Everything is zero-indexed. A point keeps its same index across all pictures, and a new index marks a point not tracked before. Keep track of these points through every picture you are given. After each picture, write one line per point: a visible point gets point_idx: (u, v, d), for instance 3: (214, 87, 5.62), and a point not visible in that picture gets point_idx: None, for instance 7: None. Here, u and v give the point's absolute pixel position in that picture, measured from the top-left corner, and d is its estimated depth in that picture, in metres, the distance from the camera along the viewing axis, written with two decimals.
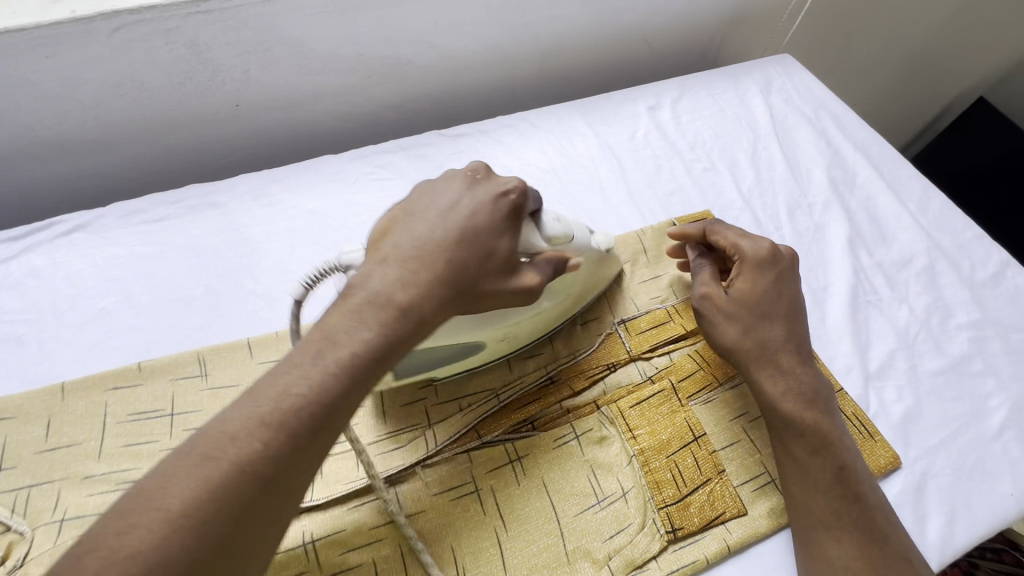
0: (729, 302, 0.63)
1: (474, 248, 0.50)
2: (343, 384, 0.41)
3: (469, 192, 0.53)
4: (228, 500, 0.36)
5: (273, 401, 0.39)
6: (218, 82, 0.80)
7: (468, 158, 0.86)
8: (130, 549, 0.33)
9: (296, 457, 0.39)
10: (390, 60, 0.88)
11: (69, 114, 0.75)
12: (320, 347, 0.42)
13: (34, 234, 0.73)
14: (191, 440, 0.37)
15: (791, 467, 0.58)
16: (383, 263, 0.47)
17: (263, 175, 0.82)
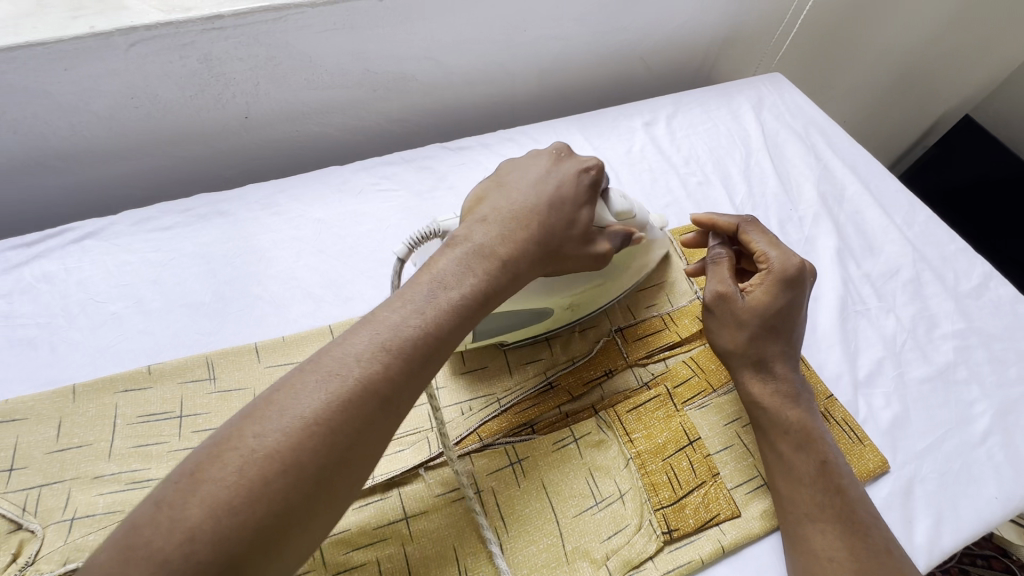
0: (744, 309, 0.64)
1: (559, 216, 0.58)
2: (451, 321, 0.47)
3: (556, 168, 0.61)
4: (354, 409, 0.41)
5: (389, 332, 0.45)
6: (228, 95, 0.82)
7: (470, 170, 0.88)
8: (271, 445, 0.38)
9: (408, 383, 0.44)
10: (394, 75, 0.91)
11: (83, 124, 0.77)
12: (428, 291, 0.48)
13: (46, 240, 0.74)
14: (319, 359, 0.43)
15: (778, 465, 0.61)
16: (482, 222, 0.55)
17: (270, 185, 0.84)
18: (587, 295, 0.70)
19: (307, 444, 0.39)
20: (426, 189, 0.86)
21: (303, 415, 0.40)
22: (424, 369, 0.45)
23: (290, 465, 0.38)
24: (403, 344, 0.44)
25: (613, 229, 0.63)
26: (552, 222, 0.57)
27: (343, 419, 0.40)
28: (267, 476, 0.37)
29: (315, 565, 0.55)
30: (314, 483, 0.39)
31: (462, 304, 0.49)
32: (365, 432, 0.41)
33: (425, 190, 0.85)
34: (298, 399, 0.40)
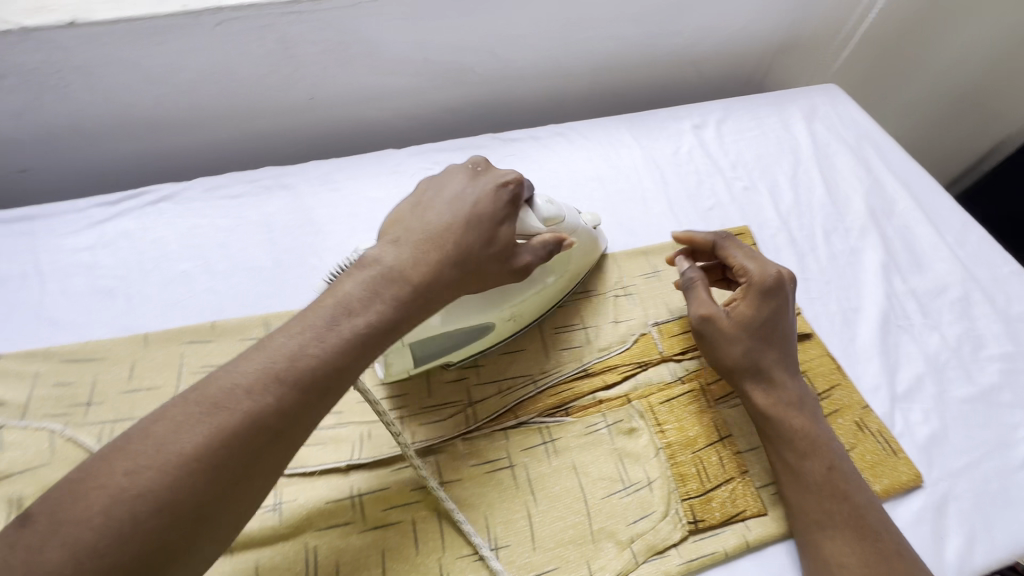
0: (733, 326, 0.65)
1: (478, 234, 0.58)
2: (351, 351, 0.50)
3: (472, 183, 0.61)
4: (234, 446, 0.44)
5: (285, 361, 0.48)
6: (298, 76, 0.87)
7: (518, 161, 0.91)
8: (138, 489, 0.41)
9: (306, 414, 0.48)
10: (453, 65, 0.94)
11: (166, 96, 0.83)
12: (330, 317, 0.51)
13: (127, 201, 0.81)
14: (201, 393, 0.45)
15: (785, 473, 0.62)
16: (394, 244, 0.56)
17: (330, 163, 0.88)
18: (526, 304, 0.70)
19: (184, 483, 0.42)
20: None
21: (179, 454, 0.43)
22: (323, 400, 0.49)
23: (166, 505, 0.41)
24: (307, 373, 0.48)
25: (535, 242, 0.62)
26: (467, 241, 0.57)
27: (226, 451, 0.44)
28: (137, 517, 0.40)
29: (355, 517, 0.59)
30: (191, 519, 0.42)
31: (369, 334, 0.51)
32: (251, 466, 0.45)
33: None
34: (177, 435, 0.43)
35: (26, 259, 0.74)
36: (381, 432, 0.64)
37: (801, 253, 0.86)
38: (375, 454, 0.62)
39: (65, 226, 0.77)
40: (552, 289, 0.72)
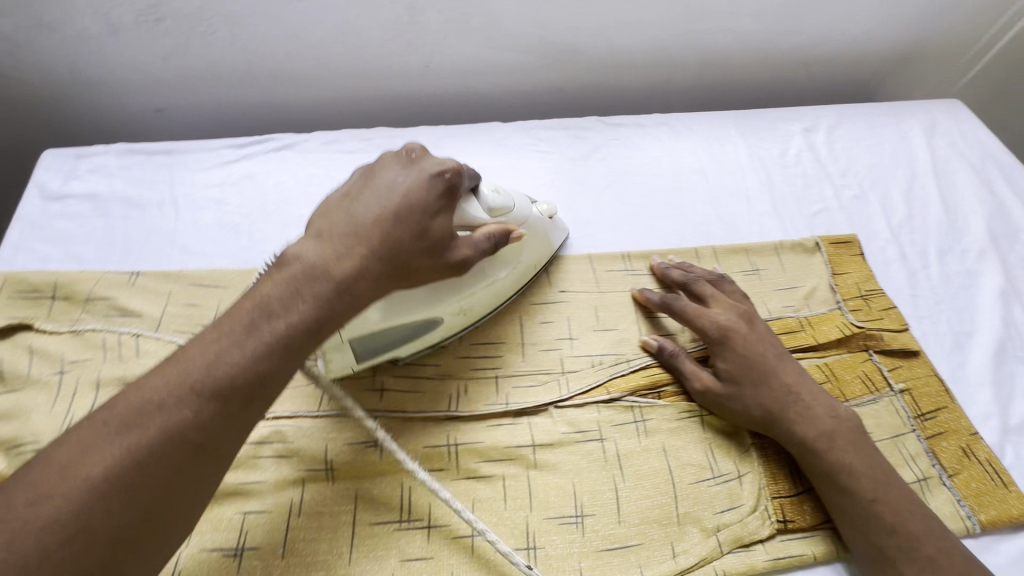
0: (722, 382, 0.65)
1: (415, 228, 0.55)
2: (275, 357, 0.48)
3: (405, 173, 0.58)
4: (156, 463, 0.42)
5: (202, 372, 0.45)
6: (419, 43, 0.90)
7: (622, 146, 0.91)
8: (46, 519, 0.38)
9: (233, 425, 0.46)
10: (566, 46, 0.95)
11: (296, 52, 0.88)
12: (250, 321, 0.48)
13: (253, 146, 0.86)
14: (110, 413, 0.43)
15: (838, 501, 0.59)
16: (315, 241, 0.53)
17: (439, 130, 0.91)
18: (476, 298, 0.68)
19: (100, 508, 0.40)
20: (579, 156, 0.89)
21: (88, 481, 0.40)
22: (250, 410, 0.46)
23: (77, 532, 0.39)
24: (230, 384, 0.45)
25: (478, 234, 0.61)
26: (403, 238, 0.54)
27: (147, 467, 0.42)
28: (47, 549, 0.38)
29: (450, 465, 0.61)
30: (111, 546, 0.40)
31: (297, 342, 0.49)
32: (174, 481, 0.43)
33: (578, 157, 0.89)
34: (88, 457, 0.41)
35: (164, 189, 0.80)
36: (476, 389, 0.66)
37: (911, 269, 0.82)
38: (471, 409, 0.65)
39: (197, 163, 0.83)
40: (506, 280, 0.70)
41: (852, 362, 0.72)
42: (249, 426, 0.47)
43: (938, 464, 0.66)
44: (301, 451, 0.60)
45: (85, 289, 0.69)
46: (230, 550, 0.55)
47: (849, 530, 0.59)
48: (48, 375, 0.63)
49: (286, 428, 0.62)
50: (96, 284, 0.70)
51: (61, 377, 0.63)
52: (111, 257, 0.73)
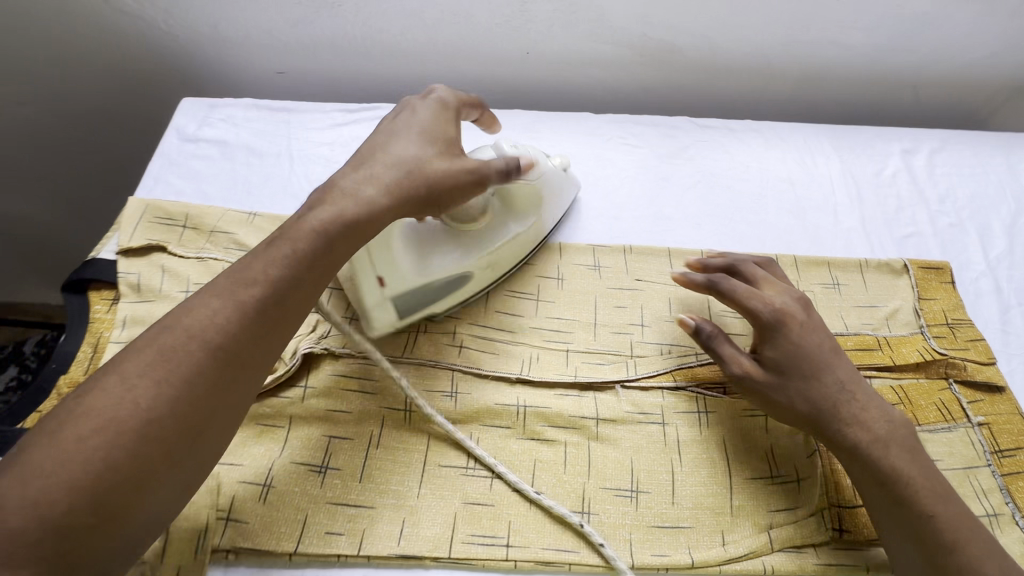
0: (765, 367, 0.63)
1: (425, 148, 0.63)
2: (298, 275, 0.54)
3: (419, 118, 0.66)
4: (199, 365, 0.48)
5: (239, 285, 0.52)
6: (524, 31, 0.94)
7: (711, 148, 0.92)
8: (103, 409, 0.44)
9: (252, 327, 0.51)
10: (666, 45, 0.96)
11: (411, 29, 0.94)
12: (278, 245, 0.55)
13: (362, 112, 0.92)
14: (160, 327, 0.50)
15: (888, 519, 0.58)
16: (337, 178, 0.61)
17: (532, 115, 0.95)
18: (501, 252, 0.72)
19: (147, 402, 0.45)
20: (666, 153, 0.91)
21: (124, 373, 0.46)
22: (266, 314, 0.52)
23: (125, 423, 0.44)
24: (245, 289, 0.52)
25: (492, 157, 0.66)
26: (414, 158, 0.62)
27: (177, 362, 0.47)
28: (103, 432, 0.43)
29: (517, 424, 0.65)
30: (153, 438, 0.45)
31: (308, 257, 0.55)
32: (200, 378, 0.48)
33: (666, 154, 0.91)
34: (140, 360, 0.47)
35: (282, 142, 0.88)
36: (547, 358, 0.70)
37: (1005, 305, 0.79)
38: (542, 375, 0.68)
39: (312, 123, 0.90)
40: (524, 235, 0.74)
41: (929, 389, 0.71)
42: (270, 332, 0.52)
43: (1013, 503, 0.64)
44: (383, 389, 0.66)
45: (210, 223, 0.77)
46: (316, 467, 0.61)
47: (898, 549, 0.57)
48: (176, 293, 0.71)
49: (371, 366, 0.67)
50: (219, 219, 0.78)
51: (186, 296, 0.71)
52: (233, 198, 0.82)
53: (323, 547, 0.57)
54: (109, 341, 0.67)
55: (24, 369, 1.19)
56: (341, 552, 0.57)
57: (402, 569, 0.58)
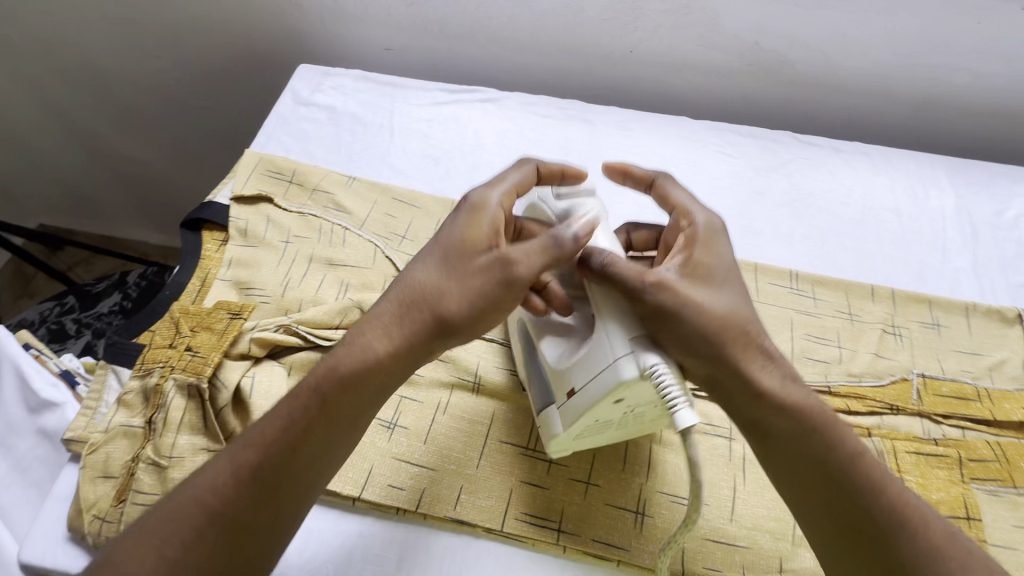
0: (671, 280, 0.52)
1: (446, 273, 0.53)
2: (314, 449, 0.49)
3: (472, 233, 0.54)
4: (211, 548, 0.44)
5: (255, 456, 0.47)
6: (631, 29, 0.94)
7: (812, 167, 0.88)
8: None
9: (247, 491, 0.46)
10: (778, 56, 0.93)
11: (519, 17, 0.95)
12: (296, 408, 0.50)
13: (463, 94, 0.95)
14: (180, 494, 0.46)
15: (798, 477, 0.52)
16: (371, 320, 0.54)
17: (628, 114, 0.94)
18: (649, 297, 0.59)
19: None
20: (763, 166, 0.88)
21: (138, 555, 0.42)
22: (259, 472, 0.47)
23: None
24: (243, 450, 0.48)
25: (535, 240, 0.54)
26: (429, 288, 0.53)
27: (174, 533, 0.44)
28: None
29: None
30: None
31: (307, 409, 0.50)
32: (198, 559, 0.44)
33: (763, 167, 0.88)
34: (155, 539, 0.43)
35: (384, 114, 0.92)
36: None
37: None
38: None
39: (414, 99, 0.94)
40: None
41: None
42: (272, 499, 0.47)
43: None
44: (456, 360, 0.68)
45: (313, 181, 0.82)
46: (385, 423, 0.64)
47: (813, 510, 0.52)
48: (278, 242, 0.76)
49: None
50: (322, 179, 0.83)
51: (286, 246, 0.76)
52: (335, 161, 0.87)
53: (384, 498, 0.59)
54: (215, 277, 0.73)
55: (125, 297, 1.31)
56: (400, 506, 0.59)
57: (454, 534, 0.59)
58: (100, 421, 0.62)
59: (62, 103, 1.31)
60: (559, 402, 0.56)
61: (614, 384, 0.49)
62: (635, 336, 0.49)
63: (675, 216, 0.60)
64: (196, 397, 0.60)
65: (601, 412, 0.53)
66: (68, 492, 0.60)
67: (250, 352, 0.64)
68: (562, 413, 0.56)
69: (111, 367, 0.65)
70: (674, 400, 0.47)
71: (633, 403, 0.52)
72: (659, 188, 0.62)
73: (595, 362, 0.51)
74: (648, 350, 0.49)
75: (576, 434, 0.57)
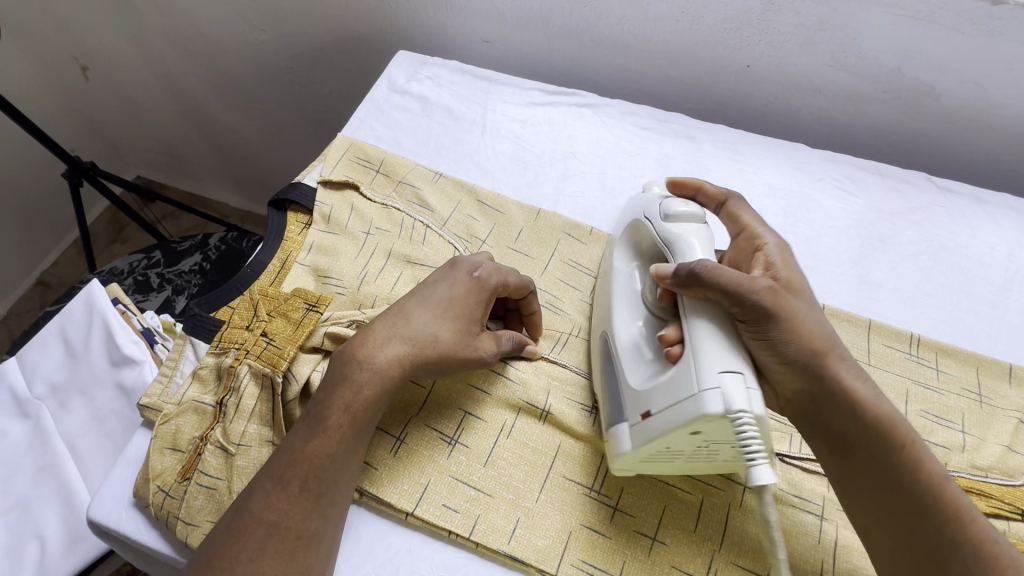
0: (779, 292, 0.50)
1: (443, 326, 0.57)
2: (342, 453, 0.51)
3: (470, 299, 0.59)
4: (270, 550, 0.47)
5: (296, 465, 0.50)
6: (753, 41, 0.85)
7: (947, 215, 0.77)
8: None
9: (302, 501, 0.49)
10: (921, 86, 0.82)
11: (631, 19, 0.89)
12: (324, 420, 0.52)
13: (560, 96, 0.91)
14: (240, 509, 0.49)
15: (869, 500, 0.50)
16: (381, 346, 0.55)
17: (737, 134, 0.87)
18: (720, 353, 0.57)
19: None
20: (888, 209, 0.78)
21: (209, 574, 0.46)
22: (306, 484, 0.50)
23: None
24: (289, 465, 0.50)
25: (506, 339, 0.61)
26: (431, 337, 0.56)
27: (243, 546, 0.47)
28: None
29: None
30: None
31: (340, 425, 0.52)
32: (263, 560, 0.47)
33: (888, 210, 0.78)
34: (223, 556, 0.47)
35: (478, 111, 0.89)
36: None
37: None
38: None
39: (510, 97, 0.90)
40: None
41: None
42: (316, 499, 0.50)
43: None
44: (526, 382, 0.64)
45: (400, 173, 0.81)
46: (445, 438, 0.61)
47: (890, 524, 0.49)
48: (359, 232, 0.74)
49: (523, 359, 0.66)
50: (409, 171, 0.81)
51: (366, 237, 0.74)
52: (423, 155, 0.85)
53: (436, 518, 0.57)
54: (295, 261, 0.72)
55: (205, 258, 1.36)
56: (453, 529, 0.56)
57: (505, 568, 0.56)
58: (173, 391, 0.63)
59: (170, 66, 1.37)
60: (631, 423, 0.54)
61: (694, 415, 0.47)
62: (725, 370, 0.47)
63: (746, 235, 0.59)
64: (268, 388, 0.59)
65: (673, 441, 0.50)
66: (139, 457, 0.61)
67: (323, 346, 0.63)
68: (632, 431, 0.53)
69: (189, 339, 0.65)
70: (755, 454, 0.46)
71: (711, 440, 0.49)
72: (728, 211, 0.61)
73: (678, 391, 0.49)
74: (737, 391, 0.46)
75: (644, 457, 0.54)
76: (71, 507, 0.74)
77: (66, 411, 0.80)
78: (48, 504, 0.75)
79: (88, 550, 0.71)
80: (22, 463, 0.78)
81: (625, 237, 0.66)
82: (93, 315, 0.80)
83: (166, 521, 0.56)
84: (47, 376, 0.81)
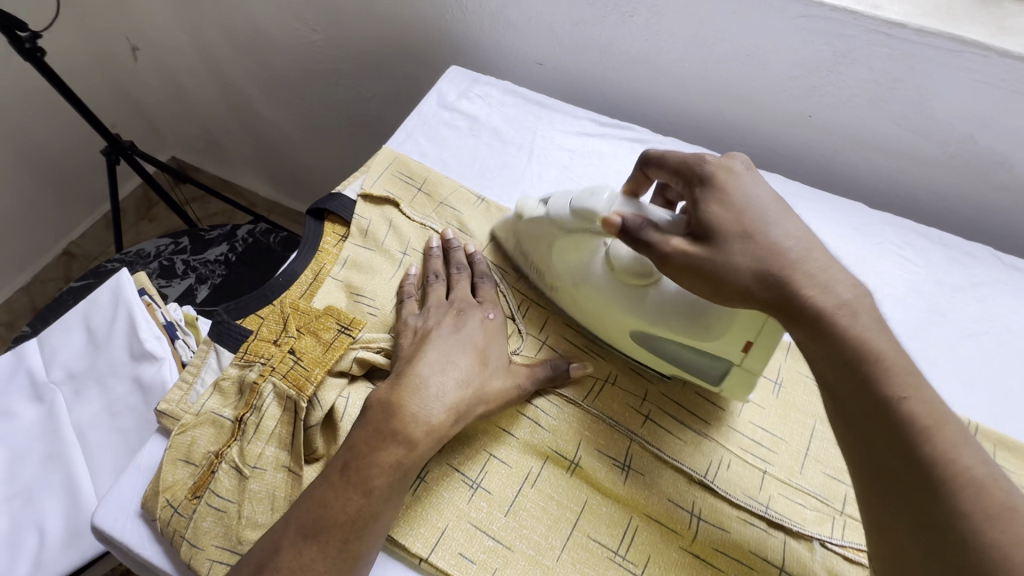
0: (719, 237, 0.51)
1: (484, 376, 0.59)
2: (384, 512, 0.50)
3: (493, 345, 0.62)
4: None
5: (334, 527, 0.48)
6: (818, 92, 0.82)
7: (1013, 296, 0.73)
8: None
9: (336, 563, 0.48)
10: (994, 157, 0.79)
11: (693, 58, 0.86)
12: (367, 475, 0.50)
13: (613, 129, 0.88)
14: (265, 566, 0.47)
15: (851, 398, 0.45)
16: (433, 399, 0.54)
17: (794, 185, 0.83)
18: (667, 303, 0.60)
19: None
20: (950, 282, 0.74)
21: None
22: (344, 546, 0.48)
23: None
24: (321, 525, 0.48)
25: (542, 367, 0.63)
26: (478, 390, 0.57)
27: None
28: None
29: (688, 533, 0.57)
30: None
31: (387, 484, 0.50)
32: None
33: (949, 283, 0.74)
34: None
35: (526, 136, 0.87)
36: (737, 471, 0.61)
37: None
38: (728, 490, 0.59)
39: (560, 124, 0.88)
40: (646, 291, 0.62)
41: None
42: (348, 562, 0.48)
43: None
44: (556, 430, 0.61)
45: (442, 193, 0.78)
46: (468, 482, 0.58)
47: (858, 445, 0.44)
48: (395, 251, 0.72)
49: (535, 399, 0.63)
50: (451, 193, 0.78)
51: (402, 257, 0.72)
52: (467, 176, 0.82)
53: (453, 567, 0.54)
54: (328, 274, 0.70)
55: (232, 249, 1.35)
56: None
57: None
58: (192, 400, 0.61)
59: (218, 55, 1.38)
60: (734, 364, 0.59)
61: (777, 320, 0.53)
62: None
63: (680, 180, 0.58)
64: (290, 410, 0.57)
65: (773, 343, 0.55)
66: (151, 465, 0.59)
67: (350, 371, 0.60)
68: (749, 363, 0.58)
69: (213, 346, 0.63)
70: None
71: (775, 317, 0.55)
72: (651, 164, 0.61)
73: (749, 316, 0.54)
74: None
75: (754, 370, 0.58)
76: (75, 502, 0.72)
77: (80, 400, 0.78)
78: (53, 495, 0.74)
79: (87, 548, 0.69)
80: (32, 449, 0.77)
81: (544, 253, 0.67)
82: (118, 305, 0.79)
83: (171, 539, 0.54)
84: (65, 362, 0.80)
